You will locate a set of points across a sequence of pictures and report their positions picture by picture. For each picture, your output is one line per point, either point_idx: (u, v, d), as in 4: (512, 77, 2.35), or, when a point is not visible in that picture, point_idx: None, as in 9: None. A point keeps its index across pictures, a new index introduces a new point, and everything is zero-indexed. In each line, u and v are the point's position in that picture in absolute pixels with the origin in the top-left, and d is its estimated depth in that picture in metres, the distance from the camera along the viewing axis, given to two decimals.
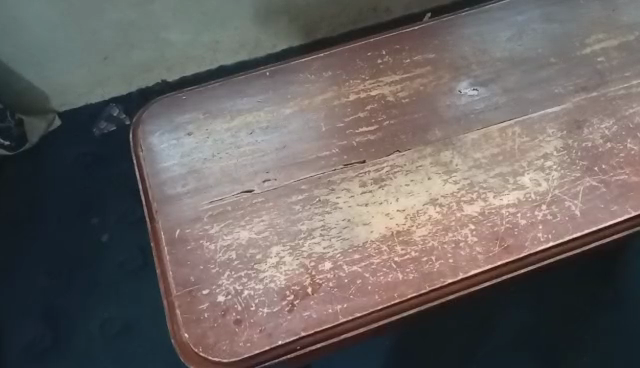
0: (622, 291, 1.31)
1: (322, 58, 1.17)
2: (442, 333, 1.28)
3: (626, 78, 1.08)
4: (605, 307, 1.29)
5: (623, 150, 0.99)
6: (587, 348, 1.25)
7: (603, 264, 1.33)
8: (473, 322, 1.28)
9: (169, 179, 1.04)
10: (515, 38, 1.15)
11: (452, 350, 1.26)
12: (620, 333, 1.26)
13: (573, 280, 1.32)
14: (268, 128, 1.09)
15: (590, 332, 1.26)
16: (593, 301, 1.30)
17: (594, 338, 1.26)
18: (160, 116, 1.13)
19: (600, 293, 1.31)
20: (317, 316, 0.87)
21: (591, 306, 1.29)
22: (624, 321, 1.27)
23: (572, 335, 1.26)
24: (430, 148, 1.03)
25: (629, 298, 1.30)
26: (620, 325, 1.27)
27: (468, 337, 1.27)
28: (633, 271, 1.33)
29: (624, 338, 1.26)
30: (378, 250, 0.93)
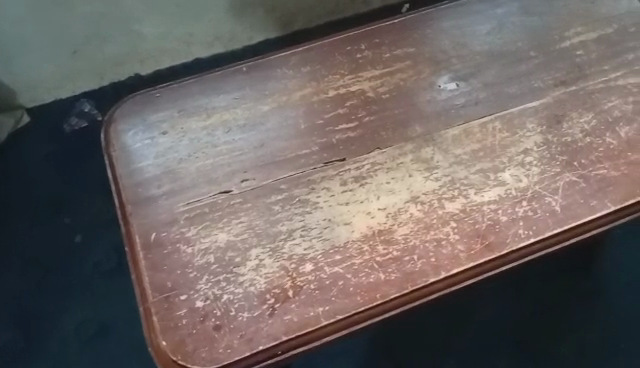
0: (600, 282, 1.33)
1: (300, 53, 1.14)
2: (423, 328, 1.28)
3: (604, 71, 1.08)
4: (583, 298, 1.31)
5: (602, 144, 0.99)
6: (566, 338, 1.26)
7: (581, 255, 1.35)
8: (454, 316, 1.29)
9: (143, 181, 1.01)
10: (494, 32, 1.14)
11: (434, 343, 1.26)
12: (598, 324, 1.28)
13: (552, 272, 1.33)
14: (246, 126, 1.06)
15: (568, 323, 1.28)
16: (572, 293, 1.31)
17: (573, 329, 1.27)
18: (132, 115, 1.09)
19: (579, 284, 1.32)
20: (299, 320, 0.86)
21: (570, 297, 1.31)
22: (602, 312, 1.29)
23: (551, 326, 1.28)
24: (410, 145, 1.01)
25: (607, 288, 1.32)
26: (598, 316, 1.29)
27: (450, 330, 1.28)
28: (610, 261, 1.35)
29: (601, 328, 1.28)
30: (360, 250, 0.91)
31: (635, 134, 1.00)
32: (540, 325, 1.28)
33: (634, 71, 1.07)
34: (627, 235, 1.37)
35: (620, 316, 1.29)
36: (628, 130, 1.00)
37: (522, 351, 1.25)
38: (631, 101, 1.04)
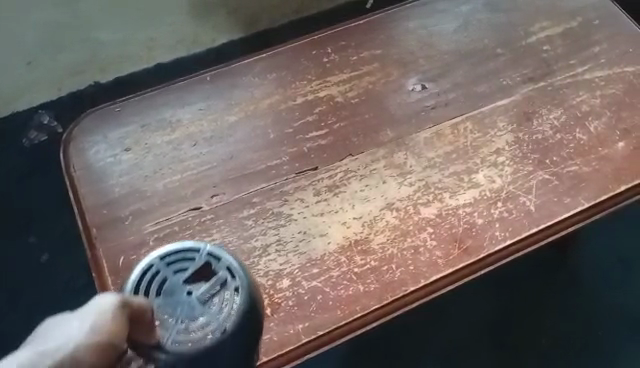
0: (581, 276, 1.31)
1: (265, 59, 1.10)
2: (409, 330, 1.24)
3: (571, 66, 1.08)
4: (565, 294, 1.30)
5: (573, 141, 0.99)
6: (550, 334, 1.25)
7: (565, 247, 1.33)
8: (440, 316, 1.26)
9: (108, 201, 0.97)
10: (460, 30, 1.13)
11: (418, 346, 1.23)
12: (581, 319, 1.27)
13: (534, 268, 1.31)
14: (213, 138, 1.02)
15: (552, 319, 1.27)
16: (554, 288, 1.30)
17: (557, 324, 1.26)
18: (93, 131, 1.04)
19: (561, 280, 1.31)
20: (278, 339, 0.84)
21: (552, 293, 1.29)
22: (584, 306, 1.28)
23: (535, 323, 1.26)
24: (383, 150, 1.00)
25: (588, 282, 1.31)
26: (581, 311, 1.28)
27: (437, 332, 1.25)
28: (592, 253, 1.33)
29: (585, 323, 1.27)
30: (337, 262, 0.89)
31: (605, 128, 1.00)
32: (524, 321, 1.26)
33: (600, 64, 1.08)
34: (605, 227, 1.36)
35: (602, 309, 1.28)
36: (597, 124, 1.01)
37: (507, 350, 1.24)
38: (599, 95, 1.04)
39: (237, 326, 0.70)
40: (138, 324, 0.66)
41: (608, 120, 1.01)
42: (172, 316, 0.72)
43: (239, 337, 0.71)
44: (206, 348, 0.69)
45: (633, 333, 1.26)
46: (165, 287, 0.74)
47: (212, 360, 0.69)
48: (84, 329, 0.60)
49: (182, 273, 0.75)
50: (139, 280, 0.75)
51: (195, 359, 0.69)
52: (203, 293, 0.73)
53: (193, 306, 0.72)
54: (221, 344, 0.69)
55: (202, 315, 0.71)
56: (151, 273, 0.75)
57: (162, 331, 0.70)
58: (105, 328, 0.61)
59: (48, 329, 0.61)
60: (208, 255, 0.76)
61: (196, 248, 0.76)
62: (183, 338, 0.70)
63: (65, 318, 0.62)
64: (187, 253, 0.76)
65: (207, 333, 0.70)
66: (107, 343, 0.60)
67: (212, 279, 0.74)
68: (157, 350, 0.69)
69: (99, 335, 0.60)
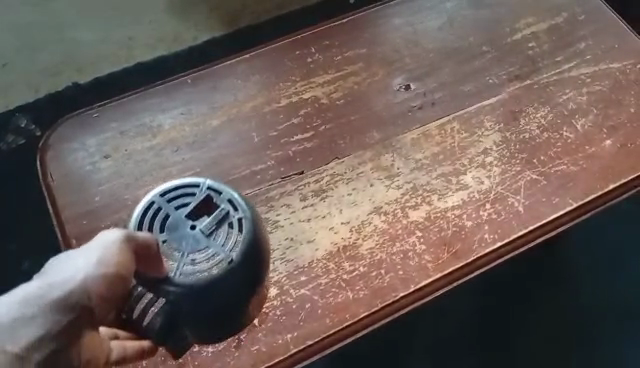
0: (574, 276, 1.25)
1: (247, 60, 1.07)
2: (406, 335, 1.18)
3: (557, 63, 1.06)
4: (558, 295, 1.23)
5: (560, 139, 0.98)
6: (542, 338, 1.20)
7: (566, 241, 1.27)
8: (439, 318, 1.21)
9: (89, 211, 0.94)
10: (445, 27, 1.10)
11: (406, 354, 1.17)
12: (575, 322, 1.21)
13: (525, 269, 1.24)
14: (195, 143, 1.00)
15: (544, 322, 1.21)
16: (547, 290, 1.23)
17: (549, 328, 1.20)
18: (70, 139, 1.01)
19: (553, 281, 1.24)
20: (267, 349, 0.83)
21: (543, 295, 1.23)
22: (578, 308, 1.22)
23: (526, 327, 1.20)
24: (369, 153, 0.98)
25: (581, 283, 1.24)
26: (574, 313, 1.22)
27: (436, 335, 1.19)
28: (595, 245, 1.28)
29: (578, 325, 1.21)
30: (326, 269, 0.88)
31: (591, 126, 1.00)
32: (515, 326, 1.21)
33: (586, 61, 1.06)
34: (597, 224, 1.30)
35: (608, 304, 1.23)
36: (583, 122, 1.00)
37: (498, 356, 1.18)
38: (585, 92, 1.03)
39: (242, 254, 0.77)
40: (146, 258, 0.72)
41: (595, 118, 1.01)
42: (179, 248, 0.77)
43: (244, 264, 0.78)
44: (214, 275, 0.76)
45: (629, 335, 1.20)
46: (168, 223, 0.79)
47: (220, 285, 0.76)
48: (92, 262, 0.66)
49: (185, 208, 0.80)
50: (144, 216, 0.80)
51: (204, 285, 0.75)
52: (206, 226, 0.78)
53: (198, 238, 0.78)
54: (228, 271, 0.76)
55: (206, 246, 0.77)
56: (153, 210, 0.80)
57: (169, 262, 0.76)
58: (111, 261, 0.67)
59: (56, 263, 0.67)
60: (208, 190, 0.82)
61: (197, 185, 0.82)
62: (191, 268, 0.76)
63: (71, 255, 0.67)
64: (189, 190, 0.82)
65: (213, 262, 0.76)
66: (115, 274, 0.67)
67: (214, 213, 0.80)
68: (168, 281, 0.75)
69: (106, 266, 0.66)
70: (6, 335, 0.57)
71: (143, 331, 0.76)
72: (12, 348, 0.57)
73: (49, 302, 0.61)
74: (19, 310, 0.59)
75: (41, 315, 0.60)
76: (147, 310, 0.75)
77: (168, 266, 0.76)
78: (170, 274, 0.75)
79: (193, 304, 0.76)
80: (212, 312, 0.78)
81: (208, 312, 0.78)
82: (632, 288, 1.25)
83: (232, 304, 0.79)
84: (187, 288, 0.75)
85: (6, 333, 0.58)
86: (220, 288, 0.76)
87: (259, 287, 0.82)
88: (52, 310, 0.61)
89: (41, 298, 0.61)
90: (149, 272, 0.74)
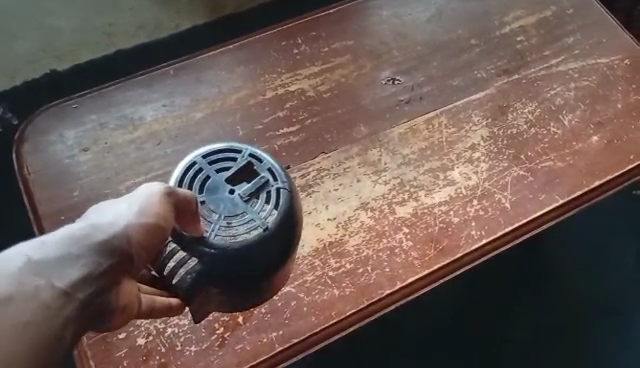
0: (557, 273, 1.26)
1: (231, 51, 1.05)
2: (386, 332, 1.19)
3: (545, 57, 1.06)
4: (542, 291, 1.25)
5: (547, 135, 0.98)
6: (526, 333, 1.21)
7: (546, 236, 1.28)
8: (423, 312, 1.21)
9: (67, 206, 0.92)
10: (434, 20, 1.09)
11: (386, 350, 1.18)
12: (558, 318, 1.23)
13: (510, 265, 1.25)
14: (178, 136, 0.97)
15: (528, 317, 1.22)
16: (531, 286, 1.25)
17: (533, 323, 1.22)
18: (47, 131, 0.97)
19: (536, 277, 1.26)
20: (251, 348, 0.82)
21: (528, 290, 1.24)
22: (561, 305, 1.24)
23: (510, 322, 1.22)
24: (356, 147, 0.97)
25: (562, 275, 1.26)
26: (558, 309, 1.23)
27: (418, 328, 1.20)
28: (573, 239, 1.30)
29: (561, 322, 1.22)
30: (312, 266, 0.87)
31: (579, 122, 0.99)
32: (499, 320, 1.22)
33: (574, 55, 1.06)
34: (582, 223, 1.31)
35: (587, 295, 1.25)
36: (571, 117, 1.00)
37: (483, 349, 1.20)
38: (573, 87, 1.03)
39: (277, 223, 0.75)
40: (184, 213, 0.69)
41: (582, 113, 1.00)
42: (216, 211, 0.74)
43: (277, 231, 0.75)
44: (249, 240, 0.73)
45: (610, 333, 1.22)
46: (207, 185, 0.76)
47: (253, 252, 0.74)
48: (135, 210, 0.63)
49: (225, 172, 0.77)
50: (183, 176, 0.77)
51: (237, 251, 0.73)
52: (245, 191, 0.75)
53: (236, 203, 0.75)
54: (262, 238, 0.74)
55: (244, 212, 0.74)
56: (193, 171, 0.77)
57: (206, 224, 0.73)
58: (153, 212, 0.64)
59: (93, 214, 0.62)
60: (249, 157, 0.78)
61: (237, 150, 0.79)
62: (226, 232, 0.73)
63: (110, 205, 0.63)
64: (229, 155, 0.78)
65: (249, 228, 0.74)
66: (157, 225, 0.64)
67: (253, 180, 0.77)
68: (202, 243, 0.73)
69: (149, 216, 0.63)
70: (52, 269, 0.52)
71: (171, 289, 0.74)
72: (59, 283, 0.52)
73: (93, 245, 0.56)
74: (64, 247, 0.54)
75: (87, 255, 0.55)
76: (177, 271, 0.73)
77: (204, 227, 0.73)
78: (205, 236, 0.73)
79: (223, 268, 0.74)
80: (242, 277, 0.76)
81: (238, 276, 0.76)
82: (611, 278, 1.27)
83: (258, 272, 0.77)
84: (220, 252, 0.73)
85: (50, 267, 0.52)
86: (252, 255, 0.74)
87: (288, 255, 0.80)
88: (96, 250, 0.56)
89: (85, 239, 0.56)
90: (186, 229, 0.71)
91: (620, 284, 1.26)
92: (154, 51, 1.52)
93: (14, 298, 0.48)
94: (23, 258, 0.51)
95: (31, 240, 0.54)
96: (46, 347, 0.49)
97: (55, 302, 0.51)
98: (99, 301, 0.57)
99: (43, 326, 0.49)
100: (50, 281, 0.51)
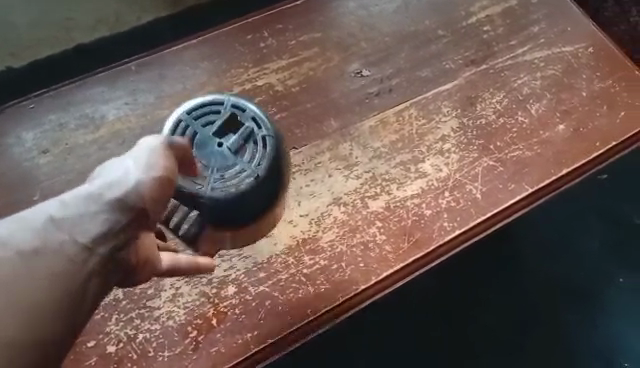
0: (527, 259, 1.29)
1: (195, 45, 1.01)
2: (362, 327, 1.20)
3: (511, 47, 1.06)
4: (512, 278, 1.27)
5: (515, 125, 0.99)
6: (500, 319, 1.24)
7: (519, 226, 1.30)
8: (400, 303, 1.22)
9: (28, 212, 0.88)
10: (401, 10, 1.08)
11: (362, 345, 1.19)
12: (529, 303, 1.26)
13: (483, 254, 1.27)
14: (143, 135, 0.94)
15: (501, 304, 1.25)
16: (502, 273, 1.27)
17: (506, 309, 1.24)
18: (3, 133, 0.92)
19: (508, 264, 1.28)
20: (226, 350, 0.80)
21: (499, 277, 1.27)
22: (532, 290, 1.27)
23: (484, 309, 1.24)
24: (327, 142, 0.95)
25: (534, 262, 1.29)
26: (529, 295, 1.26)
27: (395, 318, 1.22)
28: (545, 227, 1.32)
29: (532, 307, 1.25)
30: (285, 264, 0.86)
31: (545, 111, 1.01)
32: (474, 308, 1.24)
33: (539, 45, 1.07)
34: (551, 209, 1.33)
35: (557, 282, 1.28)
36: (538, 107, 1.01)
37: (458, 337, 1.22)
38: (539, 76, 1.04)
39: (267, 168, 0.78)
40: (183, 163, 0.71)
41: (548, 102, 1.01)
42: (209, 163, 0.77)
43: (268, 177, 0.79)
44: (243, 187, 0.76)
45: (580, 315, 1.25)
46: (197, 139, 0.78)
47: (248, 198, 0.77)
48: (143, 166, 0.63)
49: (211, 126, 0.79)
50: (172, 132, 0.79)
51: (234, 198, 0.76)
52: (232, 142, 0.78)
53: (226, 154, 0.77)
54: (255, 185, 0.77)
55: (235, 162, 0.77)
56: (182, 127, 0.79)
57: (201, 176, 0.76)
58: (162, 165, 0.64)
59: (106, 168, 0.64)
60: (232, 107, 0.81)
61: (220, 102, 0.80)
62: (221, 182, 0.76)
63: (119, 162, 0.64)
64: (211, 107, 0.81)
65: (241, 178, 0.76)
66: (165, 178, 0.63)
67: (239, 131, 0.79)
68: (199, 197, 0.75)
69: (157, 170, 0.63)
70: (75, 227, 0.59)
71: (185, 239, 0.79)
72: (81, 239, 0.58)
73: (105, 204, 0.60)
74: (83, 207, 0.60)
75: (103, 213, 0.60)
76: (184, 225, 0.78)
77: (199, 180, 0.76)
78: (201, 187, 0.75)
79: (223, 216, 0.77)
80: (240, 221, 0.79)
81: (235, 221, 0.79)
82: (582, 265, 1.29)
83: (248, 226, 0.81)
84: (216, 201, 0.76)
85: (74, 226, 0.59)
86: (248, 200, 0.77)
87: (278, 202, 0.83)
88: (113, 207, 0.60)
89: (98, 200, 0.60)
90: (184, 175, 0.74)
91: (590, 269, 1.29)
92: (115, 46, 1.46)
93: (40, 253, 0.56)
94: (46, 220, 0.58)
95: (55, 198, 0.60)
96: (74, 301, 0.57)
97: (78, 257, 0.58)
98: (120, 256, 0.62)
99: (66, 285, 0.56)
100: (73, 240, 0.58)
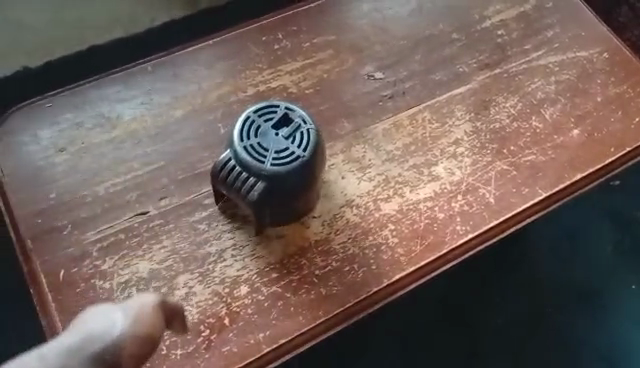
0: (536, 263, 1.31)
1: (211, 46, 1.02)
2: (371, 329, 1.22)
3: (526, 51, 1.06)
4: (521, 282, 1.29)
5: (529, 129, 0.99)
6: (508, 322, 1.25)
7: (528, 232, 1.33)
8: (408, 305, 1.25)
9: (43, 209, 0.88)
10: (415, 13, 1.08)
11: (370, 346, 1.21)
12: (538, 307, 1.27)
13: (491, 258, 1.30)
14: (158, 135, 0.94)
15: (510, 307, 1.27)
16: (511, 277, 1.29)
17: (515, 312, 1.26)
18: (21, 131, 0.94)
19: (516, 268, 1.30)
20: (238, 350, 0.81)
21: (508, 281, 1.29)
22: (540, 294, 1.28)
23: (493, 312, 1.26)
24: (340, 144, 0.96)
25: (542, 267, 1.31)
26: (537, 298, 1.28)
27: (403, 320, 1.24)
28: (553, 233, 1.34)
29: (540, 311, 1.27)
30: (298, 264, 0.86)
31: (559, 115, 1.00)
32: (482, 311, 1.26)
33: (554, 49, 1.06)
34: (560, 215, 1.35)
35: (563, 287, 1.29)
36: (552, 111, 1.00)
37: (464, 339, 1.23)
38: (553, 81, 1.03)
39: (313, 154, 0.81)
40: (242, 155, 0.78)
41: (562, 107, 1.01)
42: (266, 150, 0.81)
43: (314, 159, 0.82)
44: (294, 168, 0.80)
45: (588, 319, 1.27)
46: (259, 131, 0.82)
47: (297, 179, 0.81)
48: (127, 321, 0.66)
49: (270, 121, 0.83)
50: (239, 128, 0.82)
51: (286, 177, 0.80)
52: (286, 133, 0.82)
53: (281, 142, 0.81)
54: (303, 168, 0.81)
55: (288, 148, 0.81)
56: (246, 122, 0.82)
57: (259, 163, 0.80)
58: (144, 323, 0.67)
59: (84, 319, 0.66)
60: (286, 108, 0.84)
61: (274, 104, 0.84)
62: (276, 164, 0.80)
63: (108, 311, 0.67)
64: (269, 109, 0.84)
65: (292, 160, 0.80)
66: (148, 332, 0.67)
67: (290, 125, 0.83)
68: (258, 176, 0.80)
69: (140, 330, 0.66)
70: None
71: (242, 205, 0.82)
72: None
73: (85, 356, 0.61)
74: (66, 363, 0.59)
75: None
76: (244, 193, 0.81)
77: (257, 165, 0.80)
78: (259, 170, 0.80)
79: (276, 196, 0.82)
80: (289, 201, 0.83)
81: (287, 199, 0.83)
82: (588, 272, 1.31)
83: (282, 219, 0.87)
84: (271, 180, 0.80)
85: None
86: (296, 181, 0.81)
87: (315, 191, 0.87)
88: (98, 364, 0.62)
89: (79, 350, 0.61)
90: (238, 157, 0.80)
91: (596, 276, 1.31)
92: (130, 46, 1.48)
93: None
94: None
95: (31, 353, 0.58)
96: None
97: None
98: None
99: None
100: None
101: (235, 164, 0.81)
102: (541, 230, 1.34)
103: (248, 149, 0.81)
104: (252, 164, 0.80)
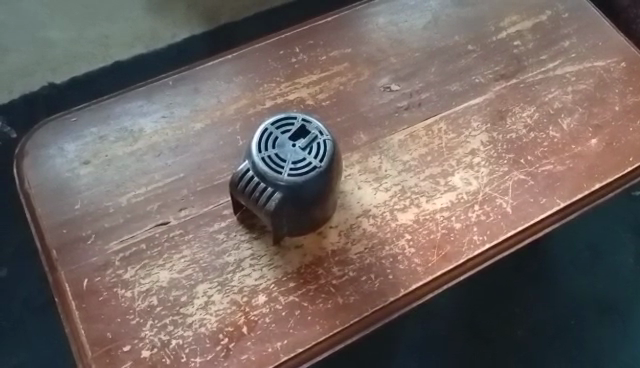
0: (557, 274, 1.29)
1: (229, 61, 1.05)
2: (390, 340, 1.22)
3: (542, 62, 1.06)
4: (541, 294, 1.28)
5: (546, 139, 0.98)
6: (529, 333, 1.24)
7: (547, 242, 1.31)
8: (426, 316, 1.24)
9: (68, 220, 0.91)
10: (430, 25, 1.09)
11: (390, 357, 1.21)
12: (559, 319, 1.25)
13: (511, 270, 1.28)
14: (178, 147, 0.97)
15: (530, 319, 1.25)
16: (531, 288, 1.28)
17: (536, 323, 1.25)
18: (47, 144, 0.97)
19: (537, 279, 1.29)
20: (256, 358, 0.82)
21: (529, 291, 1.27)
22: (561, 305, 1.27)
23: (513, 323, 1.25)
24: (357, 154, 0.97)
25: (563, 278, 1.29)
26: (558, 310, 1.26)
27: (422, 330, 1.23)
28: (573, 244, 1.32)
29: (562, 323, 1.25)
30: (315, 274, 0.87)
31: (577, 125, 1.00)
32: (502, 322, 1.24)
33: (570, 59, 1.06)
34: (581, 226, 1.34)
35: (585, 297, 1.27)
36: (569, 121, 1.00)
37: (485, 351, 1.22)
38: (570, 91, 1.03)
39: (329, 164, 0.82)
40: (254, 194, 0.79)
41: (580, 116, 1.01)
42: (284, 161, 0.82)
43: (331, 169, 0.83)
44: (310, 178, 0.81)
45: (611, 332, 1.24)
46: (277, 144, 0.83)
47: (313, 188, 0.82)
48: None
49: (288, 133, 0.84)
50: (258, 141, 0.83)
51: (302, 188, 0.81)
52: (303, 145, 0.83)
53: (299, 154, 0.82)
54: (319, 178, 0.82)
55: (305, 159, 0.82)
56: (265, 135, 0.84)
57: (276, 173, 0.81)
58: None
59: None
60: (303, 120, 0.85)
61: (292, 115, 0.85)
62: (294, 174, 0.81)
63: None
64: (287, 121, 0.85)
65: (310, 170, 0.81)
66: None
67: (307, 135, 0.84)
68: (276, 186, 0.81)
69: None
70: None
71: (261, 213, 0.84)
72: None
73: None
74: None
75: None
76: (263, 201, 0.82)
77: (273, 176, 0.81)
78: (276, 180, 0.81)
79: (293, 204, 0.83)
80: (307, 209, 0.85)
81: (304, 208, 0.84)
82: (611, 282, 1.29)
83: (301, 228, 0.88)
84: (288, 189, 0.81)
85: None
86: (312, 189, 0.82)
87: (331, 201, 0.88)
88: None
89: None
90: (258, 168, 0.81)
91: (618, 286, 1.29)
92: (151, 60, 1.52)
93: None
94: None
95: None
96: None
97: None
98: None
99: None
100: None
101: (253, 175, 0.82)
102: (561, 240, 1.32)
103: (265, 160, 0.82)
104: (269, 175, 0.81)
